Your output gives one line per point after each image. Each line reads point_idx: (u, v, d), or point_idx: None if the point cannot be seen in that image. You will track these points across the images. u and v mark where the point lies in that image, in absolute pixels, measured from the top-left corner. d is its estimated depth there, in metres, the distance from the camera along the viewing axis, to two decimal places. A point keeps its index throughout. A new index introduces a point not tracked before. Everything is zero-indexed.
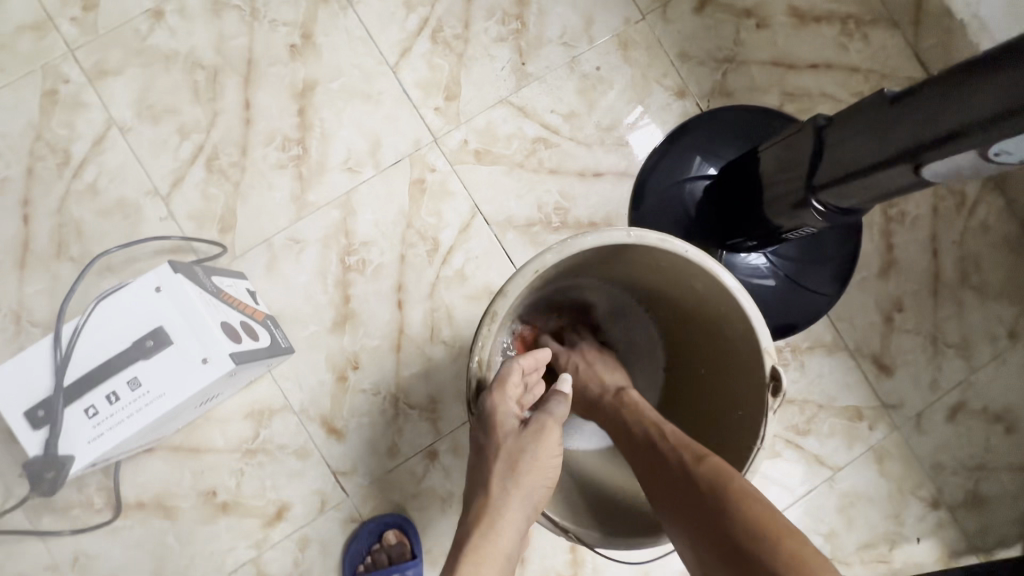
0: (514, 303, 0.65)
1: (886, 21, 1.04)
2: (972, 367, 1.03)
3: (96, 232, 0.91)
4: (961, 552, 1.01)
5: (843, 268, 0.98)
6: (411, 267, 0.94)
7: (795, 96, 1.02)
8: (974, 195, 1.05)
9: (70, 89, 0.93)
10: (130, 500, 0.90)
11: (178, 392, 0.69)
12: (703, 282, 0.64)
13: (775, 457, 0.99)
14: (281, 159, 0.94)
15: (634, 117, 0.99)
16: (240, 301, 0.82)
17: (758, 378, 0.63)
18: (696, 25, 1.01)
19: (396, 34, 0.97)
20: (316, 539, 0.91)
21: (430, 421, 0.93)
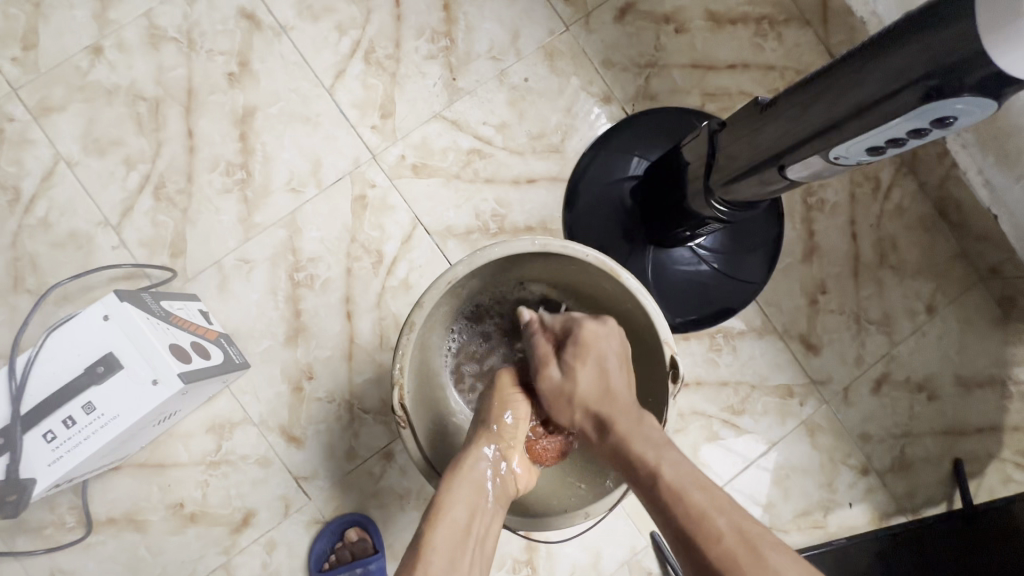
0: (436, 312, 0.71)
1: (798, 20, 1.10)
2: (894, 341, 1.10)
3: (51, 264, 0.95)
4: (891, 513, 1.08)
5: (770, 251, 1.04)
6: (357, 279, 0.99)
7: (715, 96, 1.07)
8: (889, 179, 1.11)
9: (15, 127, 0.96)
10: (101, 517, 0.94)
11: (131, 413, 0.74)
12: (610, 283, 0.70)
13: (713, 436, 1.05)
14: (226, 184, 0.99)
15: (594, 115, 1.05)
16: (192, 322, 0.87)
17: (661, 367, 0.69)
18: (617, 33, 1.07)
19: (330, 57, 1.01)
20: (282, 541, 0.96)
21: (384, 423, 0.99)
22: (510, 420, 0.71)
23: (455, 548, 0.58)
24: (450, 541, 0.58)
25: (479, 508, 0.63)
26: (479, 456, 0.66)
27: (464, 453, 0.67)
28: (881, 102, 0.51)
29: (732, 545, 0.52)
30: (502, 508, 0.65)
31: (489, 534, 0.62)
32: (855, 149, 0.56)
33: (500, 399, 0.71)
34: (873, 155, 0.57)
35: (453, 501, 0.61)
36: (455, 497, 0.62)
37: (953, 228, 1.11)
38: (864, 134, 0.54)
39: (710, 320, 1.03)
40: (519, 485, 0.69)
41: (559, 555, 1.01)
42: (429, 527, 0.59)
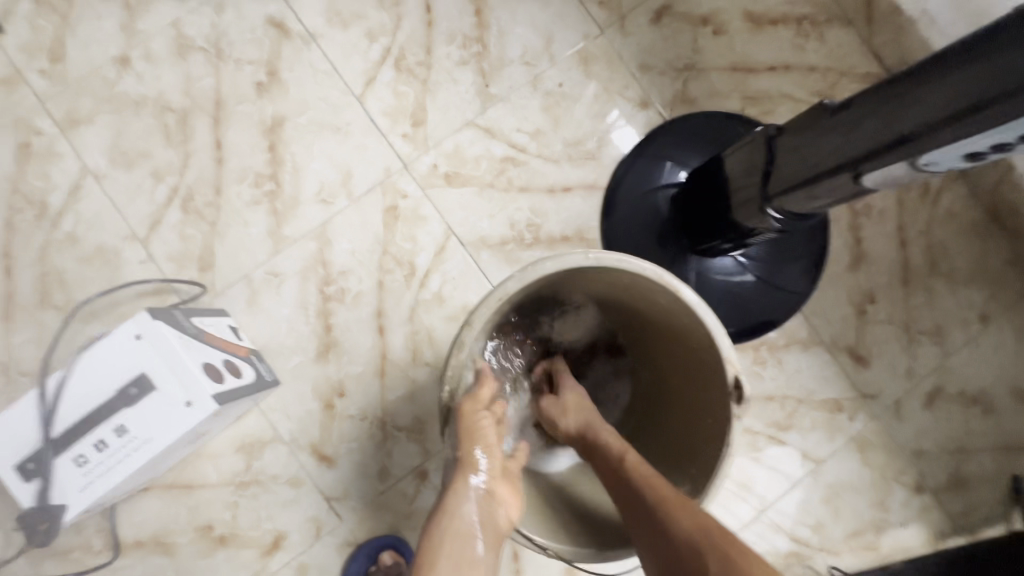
0: (483, 329, 0.68)
1: (841, 19, 1.06)
2: (946, 352, 1.05)
3: (78, 280, 0.93)
4: (947, 533, 1.03)
5: (814, 261, 1.00)
6: (390, 292, 0.96)
7: (756, 99, 1.04)
8: (938, 184, 1.07)
9: (43, 140, 0.94)
10: (129, 540, 0.92)
11: (165, 436, 0.71)
12: (666, 298, 0.67)
13: (758, 453, 1.01)
14: (255, 196, 0.96)
15: (613, 117, 1.02)
16: (223, 339, 0.84)
17: (722, 386, 0.65)
18: (654, 36, 1.03)
19: (360, 64, 0.99)
20: (314, 565, 0.93)
21: (417, 442, 0.95)
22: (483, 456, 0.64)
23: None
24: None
25: (467, 562, 0.59)
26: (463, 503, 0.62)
27: (445, 499, 0.62)
28: (992, 103, 0.47)
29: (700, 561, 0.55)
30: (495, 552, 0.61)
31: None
32: (951, 155, 0.52)
33: (467, 434, 0.63)
34: (969, 162, 0.53)
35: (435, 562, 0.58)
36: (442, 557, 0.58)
37: (1008, 234, 1.06)
38: (966, 137, 0.50)
39: (753, 332, 0.99)
40: (512, 520, 0.64)
41: None
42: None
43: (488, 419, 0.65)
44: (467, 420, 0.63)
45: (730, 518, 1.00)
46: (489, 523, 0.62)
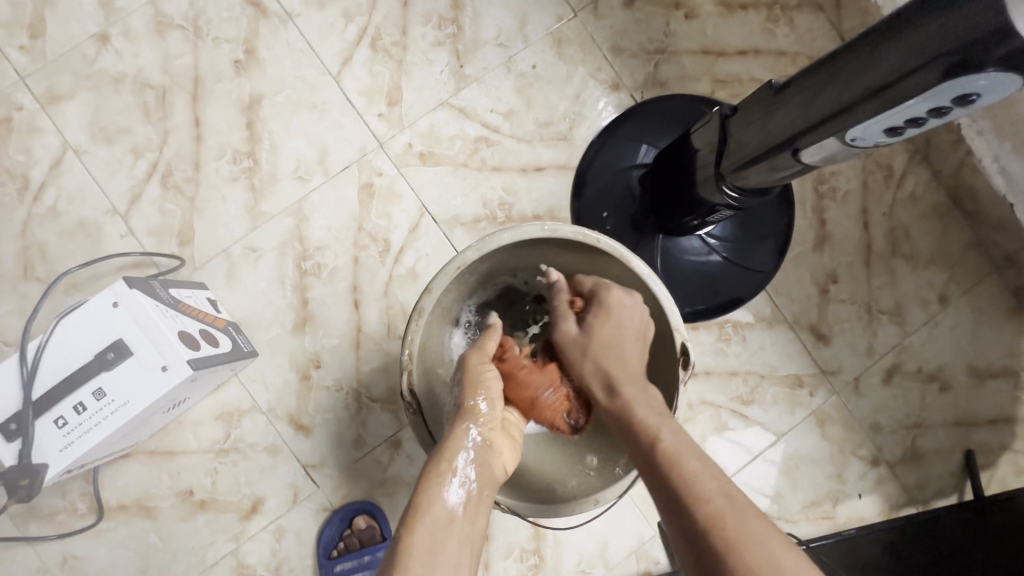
0: (446, 298, 0.72)
1: (810, 5, 1.08)
2: (906, 331, 1.08)
3: (60, 253, 0.95)
4: (901, 504, 1.07)
5: (780, 240, 1.03)
6: (365, 268, 0.99)
7: (726, 83, 1.06)
8: (902, 167, 1.10)
9: (23, 115, 0.96)
10: (112, 503, 0.95)
11: (141, 399, 0.74)
12: (619, 269, 0.70)
13: (721, 427, 1.05)
14: (233, 172, 0.98)
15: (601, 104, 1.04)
16: (200, 310, 0.87)
17: (671, 353, 0.69)
18: (627, 19, 1.05)
19: (336, 44, 1.00)
20: (291, 529, 0.97)
21: (392, 412, 0.98)
22: (486, 403, 0.67)
23: (435, 550, 0.54)
24: (430, 544, 0.55)
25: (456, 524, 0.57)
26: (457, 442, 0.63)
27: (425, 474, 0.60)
28: (901, 80, 0.49)
29: (719, 505, 0.52)
30: (488, 495, 0.62)
31: (476, 526, 0.59)
32: (872, 130, 0.55)
33: (472, 381, 0.67)
34: (890, 136, 0.55)
35: (434, 498, 0.58)
36: (431, 488, 0.59)
37: (968, 217, 1.09)
38: (881, 114, 0.52)
39: (719, 310, 1.02)
40: (506, 470, 0.66)
41: (566, 543, 1.01)
42: (406, 531, 0.56)
43: (492, 369, 0.69)
44: (473, 371, 0.68)
45: None
46: (486, 468, 0.63)
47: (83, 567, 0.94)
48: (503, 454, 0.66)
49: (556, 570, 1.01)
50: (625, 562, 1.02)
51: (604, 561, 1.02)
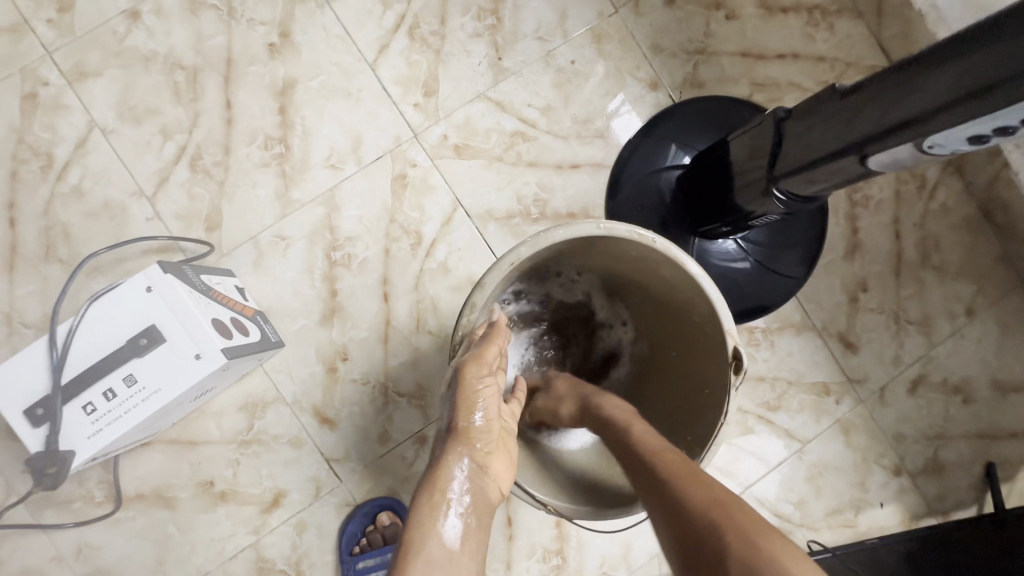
0: (494, 294, 0.70)
1: (851, 11, 1.07)
2: (932, 342, 1.08)
3: (84, 234, 0.93)
4: (921, 514, 1.07)
5: (812, 247, 1.02)
6: (396, 260, 0.97)
7: (764, 86, 1.05)
8: (935, 178, 1.09)
9: (49, 91, 0.93)
10: (130, 492, 0.93)
11: (174, 387, 0.72)
12: (671, 270, 0.69)
13: (747, 432, 1.04)
14: (264, 158, 0.96)
15: (617, 104, 1.02)
16: (230, 298, 0.85)
17: (721, 358, 0.68)
18: (667, 18, 1.04)
19: (374, 31, 0.98)
20: (313, 523, 0.95)
21: (418, 407, 0.97)
22: (481, 419, 0.65)
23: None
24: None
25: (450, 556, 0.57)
26: (450, 469, 0.62)
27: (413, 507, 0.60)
28: (995, 87, 0.47)
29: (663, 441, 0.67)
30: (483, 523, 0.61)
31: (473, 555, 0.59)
32: (955, 137, 0.53)
33: (465, 398, 0.64)
34: (973, 144, 0.53)
35: (428, 532, 0.57)
36: (425, 520, 0.58)
37: (998, 230, 1.09)
38: (968, 121, 0.51)
39: (748, 315, 1.01)
40: (503, 490, 0.65)
41: (589, 545, 1.00)
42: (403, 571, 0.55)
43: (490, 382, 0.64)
44: (467, 388, 0.63)
45: None
46: (480, 493, 0.62)
47: (98, 557, 0.92)
48: (497, 476, 0.64)
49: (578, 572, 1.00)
50: (647, 565, 1.01)
51: (626, 564, 1.01)
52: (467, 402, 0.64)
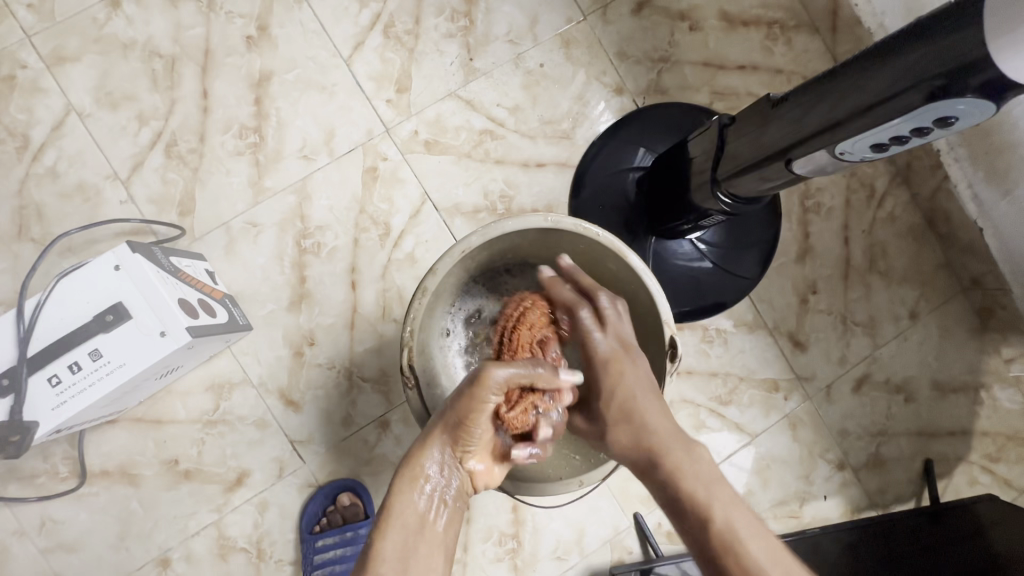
0: (449, 281, 0.74)
1: (808, 27, 1.12)
2: (877, 344, 1.14)
3: (57, 215, 0.95)
4: (862, 507, 1.12)
5: (766, 250, 1.06)
6: (364, 250, 1.00)
7: (724, 95, 1.10)
8: (883, 188, 1.15)
9: (27, 74, 0.95)
10: (95, 468, 0.95)
11: (138, 362, 0.75)
12: (616, 264, 0.73)
13: (699, 425, 1.09)
14: (238, 147, 0.99)
15: (597, 113, 1.07)
16: (198, 280, 0.88)
17: (660, 346, 0.72)
18: (633, 26, 1.09)
19: (349, 28, 1.02)
20: (275, 503, 0.98)
21: (382, 393, 1.00)
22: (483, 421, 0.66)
23: (405, 553, 0.60)
24: (404, 539, 0.61)
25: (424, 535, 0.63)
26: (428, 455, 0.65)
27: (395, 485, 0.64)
28: (886, 101, 0.53)
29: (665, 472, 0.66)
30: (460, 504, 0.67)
31: (447, 530, 0.65)
32: (860, 145, 0.59)
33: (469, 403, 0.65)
34: (877, 151, 0.59)
35: (405, 505, 0.63)
36: (404, 500, 0.64)
37: (941, 239, 1.15)
38: (869, 130, 0.56)
39: (703, 313, 1.05)
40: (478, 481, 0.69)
41: (544, 529, 1.04)
42: (379, 533, 0.61)
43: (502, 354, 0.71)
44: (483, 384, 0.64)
45: None
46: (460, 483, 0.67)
47: (61, 531, 0.94)
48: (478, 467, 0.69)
49: (533, 555, 1.04)
50: (600, 550, 1.05)
51: (580, 549, 1.05)
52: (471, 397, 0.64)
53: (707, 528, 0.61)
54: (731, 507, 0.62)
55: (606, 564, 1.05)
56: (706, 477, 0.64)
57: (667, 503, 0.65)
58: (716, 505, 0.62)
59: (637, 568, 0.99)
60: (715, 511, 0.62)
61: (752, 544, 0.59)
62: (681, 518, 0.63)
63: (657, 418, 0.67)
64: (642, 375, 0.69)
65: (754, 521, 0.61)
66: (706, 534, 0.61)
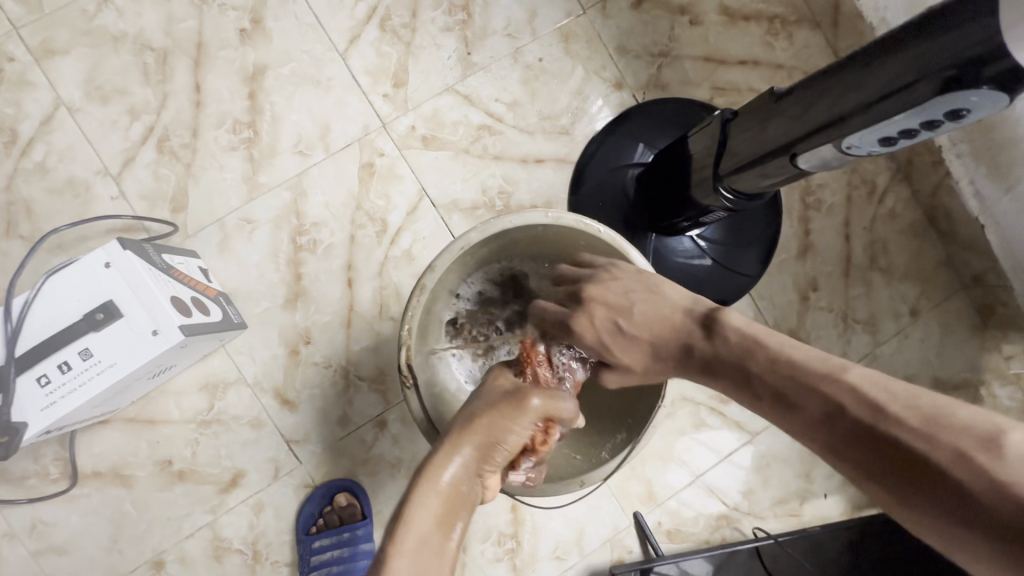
0: (448, 279, 0.73)
1: (809, 21, 1.11)
2: (877, 341, 1.13)
3: (47, 211, 0.93)
4: (863, 505, 1.11)
5: (767, 247, 1.05)
6: (361, 247, 0.99)
7: (725, 90, 1.09)
8: (884, 185, 1.15)
9: (15, 67, 0.93)
10: (86, 470, 0.94)
11: (130, 361, 0.73)
12: (618, 261, 0.72)
13: (699, 424, 1.09)
14: (232, 142, 0.97)
15: (594, 109, 1.06)
16: (191, 278, 0.86)
17: None
18: (633, 20, 1.07)
19: (345, 21, 1.00)
20: (271, 504, 0.96)
21: (379, 392, 0.99)
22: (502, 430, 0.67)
23: (421, 572, 0.51)
24: (417, 554, 0.52)
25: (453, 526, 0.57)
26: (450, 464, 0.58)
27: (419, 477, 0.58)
28: (896, 94, 0.52)
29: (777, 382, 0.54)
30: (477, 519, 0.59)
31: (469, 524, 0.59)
32: (867, 139, 0.58)
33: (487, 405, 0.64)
34: (884, 146, 0.58)
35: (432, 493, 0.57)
36: (422, 511, 0.54)
37: (941, 235, 1.15)
38: (877, 124, 0.55)
39: None
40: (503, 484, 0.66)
41: (544, 529, 1.03)
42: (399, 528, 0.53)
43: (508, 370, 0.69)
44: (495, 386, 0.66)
45: (668, 482, 1.07)
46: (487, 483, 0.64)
47: (52, 533, 0.93)
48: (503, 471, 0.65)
49: (532, 555, 1.03)
50: (600, 550, 1.04)
51: (579, 548, 1.04)
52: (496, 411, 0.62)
53: (795, 410, 0.51)
54: (821, 377, 0.50)
55: (606, 564, 1.04)
56: (786, 356, 0.55)
57: (750, 397, 0.57)
58: (800, 381, 0.52)
59: (636, 568, 0.98)
60: (799, 381, 0.52)
61: (851, 404, 0.47)
62: (768, 407, 0.54)
63: (698, 320, 0.64)
64: (654, 298, 0.66)
65: (864, 372, 0.48)
66: (797, 413, 0.51)
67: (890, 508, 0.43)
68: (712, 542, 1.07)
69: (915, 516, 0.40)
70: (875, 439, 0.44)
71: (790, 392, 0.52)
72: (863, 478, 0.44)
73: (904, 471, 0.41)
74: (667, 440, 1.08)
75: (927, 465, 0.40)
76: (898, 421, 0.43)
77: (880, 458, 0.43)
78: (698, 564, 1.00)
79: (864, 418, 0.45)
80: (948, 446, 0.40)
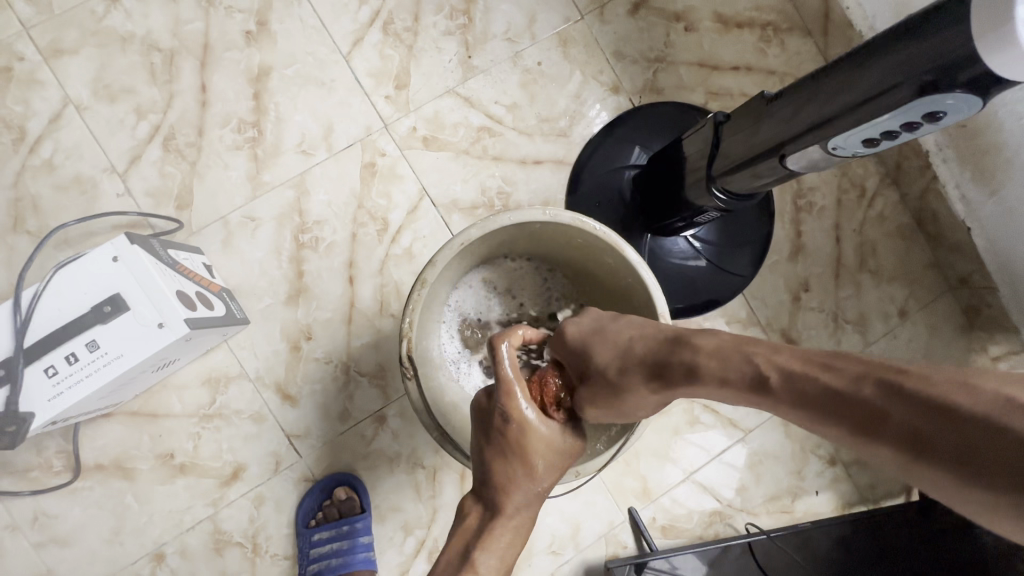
0: (447, 273, 0.75)
1: (801, 29, 1.14)
2: (868, 341, 1.15)
3: (54, 207, 0.95)
4: (854, 502, 1.13)
5: (759, 249, 1.08)
6: (362, 244, 1.01)
7: (718, 95, 1.11)
8: (873, 188, 1.18)
9: (25, 66, 0.95)
10: (89, 462, 0.95)
11: (136, 353, 0.75)
12: (613, 257, 0.74)
13: (694, 421, 1.11)
14: (236, 141, 0.99)
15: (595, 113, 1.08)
16: (196, 273, 0.88)
17: None
18: (630, 27, 1.10)
19: (348, 24, 1.03)
20: (271, 497, 0.97)
21: (378, 387, 1.00)
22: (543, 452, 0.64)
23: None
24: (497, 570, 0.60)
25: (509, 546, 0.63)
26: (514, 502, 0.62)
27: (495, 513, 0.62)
28: (879, 96, 0.54)
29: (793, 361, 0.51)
30: None
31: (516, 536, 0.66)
32: (852, 140, 0.60)
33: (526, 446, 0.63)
34: (868, 147, 0.61)
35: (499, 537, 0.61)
36: (504, 548, 0.60)
37: (929, 238, 1.17)
38: (861, 125, 0.58)
39: (699, 309, 1.05)
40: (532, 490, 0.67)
41: (540, 523, 1.05)
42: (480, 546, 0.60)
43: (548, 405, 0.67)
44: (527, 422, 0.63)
45: (662, 477, 1.09)
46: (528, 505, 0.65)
47: (54, 526, 0.94)
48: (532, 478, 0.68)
49: (528, 549, 1.05)
50: (595, 545, 1.06)
51: (575, 543, 1.06)
52: (524, 467, 0.62)
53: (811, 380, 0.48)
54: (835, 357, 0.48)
55: (601, 559, 1.06)
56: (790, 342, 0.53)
57: (759, 392, 0.52)
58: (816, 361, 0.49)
59: (631, 562, 1.00)
60: (812, 362, 0.49)
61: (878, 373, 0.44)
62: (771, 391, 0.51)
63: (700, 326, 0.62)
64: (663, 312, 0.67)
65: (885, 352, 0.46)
66: (805, 393, 0.48)
67: (956, 496, 0.38)
68: (705, 538, 1.09)
69: (987, 494, 0.35)
70: (927, 414, 0.39)
71: (809, 375, 0.48)
72: (924, 460, 0.39)
73: (983, 447, 0.36)
74: (661, 437, 1.10)
75: (983, 421, 0.36)
76: (955, 387, 0.39)
77: (935, 418, 0.39)
78: (690, 560, 1.01)
79: (889, 381, 0.42)
80: (994, 392, 0.37)
